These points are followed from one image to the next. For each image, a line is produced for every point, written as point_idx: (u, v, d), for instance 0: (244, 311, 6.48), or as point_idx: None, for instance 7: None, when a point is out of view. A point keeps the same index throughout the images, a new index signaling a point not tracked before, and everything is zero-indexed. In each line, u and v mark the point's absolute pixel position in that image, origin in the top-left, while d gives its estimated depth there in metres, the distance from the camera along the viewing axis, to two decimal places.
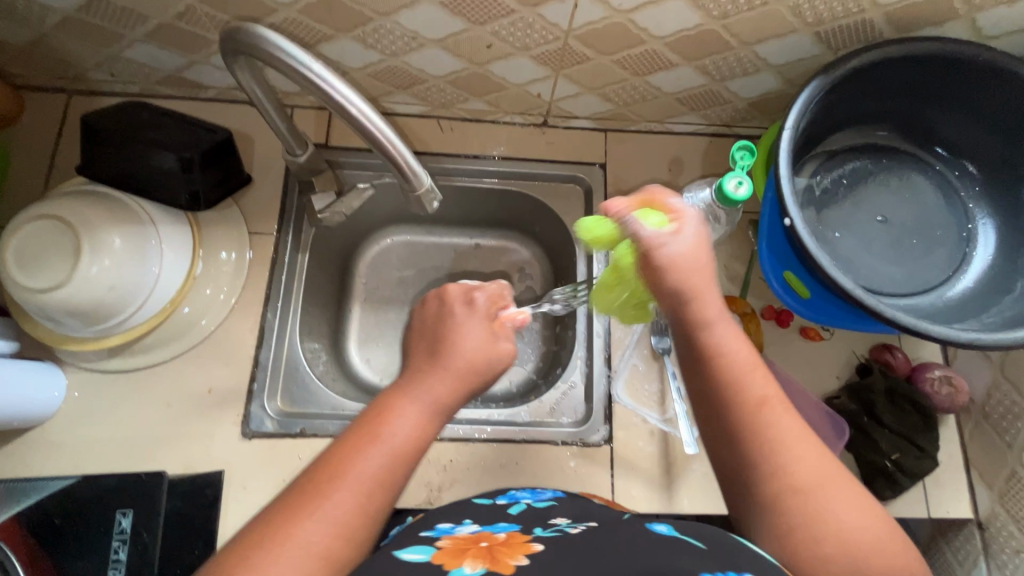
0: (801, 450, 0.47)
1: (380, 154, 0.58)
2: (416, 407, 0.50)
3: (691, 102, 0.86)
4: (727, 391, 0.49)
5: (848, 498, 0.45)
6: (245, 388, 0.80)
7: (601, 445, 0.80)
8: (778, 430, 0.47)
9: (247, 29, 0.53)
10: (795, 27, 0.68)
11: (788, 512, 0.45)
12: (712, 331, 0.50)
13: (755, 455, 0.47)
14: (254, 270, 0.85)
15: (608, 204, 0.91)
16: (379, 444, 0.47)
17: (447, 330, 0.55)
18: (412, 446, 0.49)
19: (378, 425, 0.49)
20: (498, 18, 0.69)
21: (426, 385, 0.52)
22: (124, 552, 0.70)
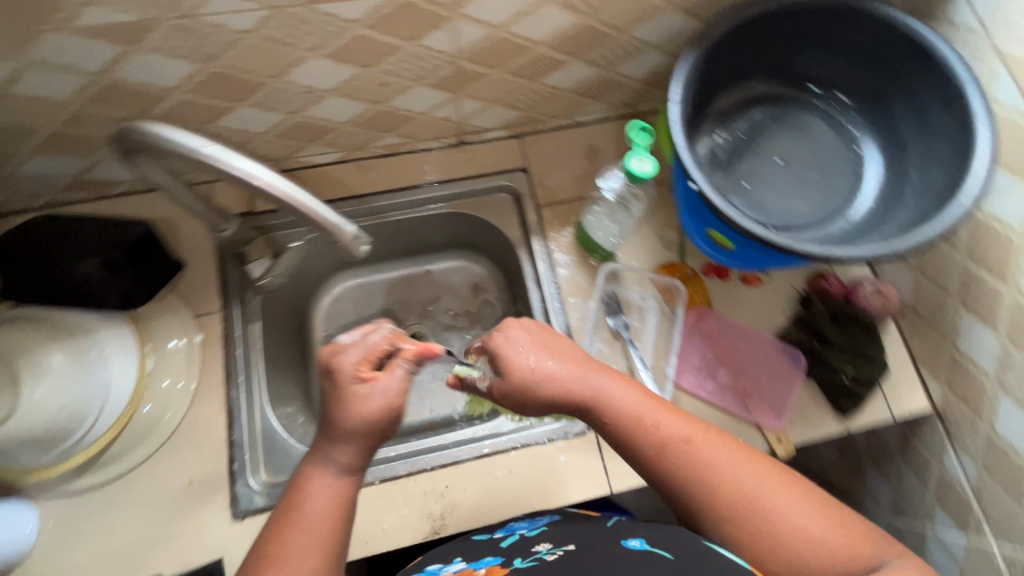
0: (743, 473, 0.58)
1: (299, 216, 0.59)
2: (332, 473, 0.58)
3: (590, 92, 0.90)
4: (655, 445, 0.60)
5: (798, 504, 0.56)
6: (226, 470, 0.79)
7: (586, 433, 0.83)
8: (713, 459, 0.59)
9: (135, 126, 0.54)
10: (660, 6, 0.73)
11: (734, 522, 0.57)
12: (621, 398, 0.62)
13: (702, 481, 0.58)
14: (207, 352, 0.83)
15: (538, 205, 0.94)
16: (307, 507, 0.56)
17: (354, 397, 0.59)
18: (343, 505, 0.57)
19: (297, 506, 0.56)
20: (385, 57, 0.71)
21: (330, 454, 0.59)
22: None
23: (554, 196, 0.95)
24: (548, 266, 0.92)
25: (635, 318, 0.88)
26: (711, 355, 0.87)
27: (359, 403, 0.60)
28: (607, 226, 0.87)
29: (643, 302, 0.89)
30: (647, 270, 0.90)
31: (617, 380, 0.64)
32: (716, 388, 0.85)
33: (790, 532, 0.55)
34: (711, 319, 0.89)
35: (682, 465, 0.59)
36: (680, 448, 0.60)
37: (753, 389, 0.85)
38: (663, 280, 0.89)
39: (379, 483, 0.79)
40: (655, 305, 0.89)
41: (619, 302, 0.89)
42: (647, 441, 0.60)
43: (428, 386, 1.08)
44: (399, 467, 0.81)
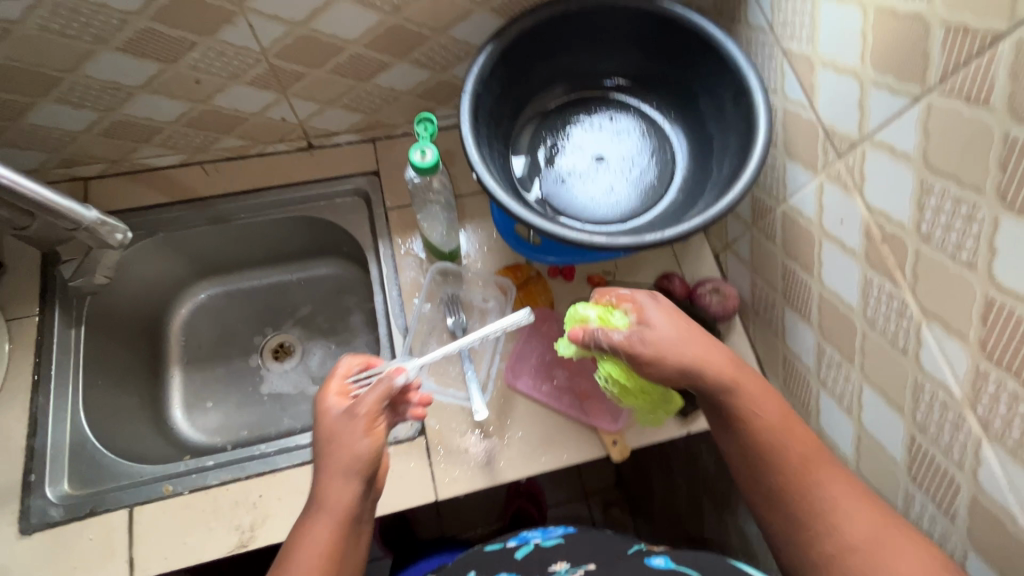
0: (848, 503, 0.55)
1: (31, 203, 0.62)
2: (327, 518, 0.57)
3: (433, 97, 0.90)
4: (765, 450, 0.59)
5: (907, 556, 0.51)
6: (21, 481, 0.74)
7: (416, 437, 0.80)
8: (814, 485, 0.56)
9: None
10: (468, 6, 0.74)
11: (847, 559, 0.52)
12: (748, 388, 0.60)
13: (803, 504, 0.56)
14: (17, 358, 0.80)
15: (388, 207, 0.94)
16: (307, 550, 0.56)
17: (334, 433, 0.59)
18: (334, 549, 0.56)
19: (293, 552, 0.56)
20: (186, 52, 0.71)
21: (328, 495, 0.57)
22: None
23: (404, 199, 0.94)
24: (391, 267, 0.90)
25: (474, 319, 0.87)
26: (549, 356, 0.86)
27: (345, 434, 0.59)
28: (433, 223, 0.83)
29: (484, 304, 0.89)
30: (490, 272, 0.89)
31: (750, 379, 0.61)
32: (552, 390, 0.83)
33: None
34: (552, 320, 0.87)
35: (791, 489, 0.57)
36: (786, 465, 0.58)
37: (590, 390, 0.84)
38: (504, 281, 0.88)
39: (187, 493, 0.76)
40: (496, 307, 0.89)
41: (460, 302, 0.87)
42: (774, 448, 0.58)
43: (287, 399, 0.99)
44: (212, 476, 0.77)
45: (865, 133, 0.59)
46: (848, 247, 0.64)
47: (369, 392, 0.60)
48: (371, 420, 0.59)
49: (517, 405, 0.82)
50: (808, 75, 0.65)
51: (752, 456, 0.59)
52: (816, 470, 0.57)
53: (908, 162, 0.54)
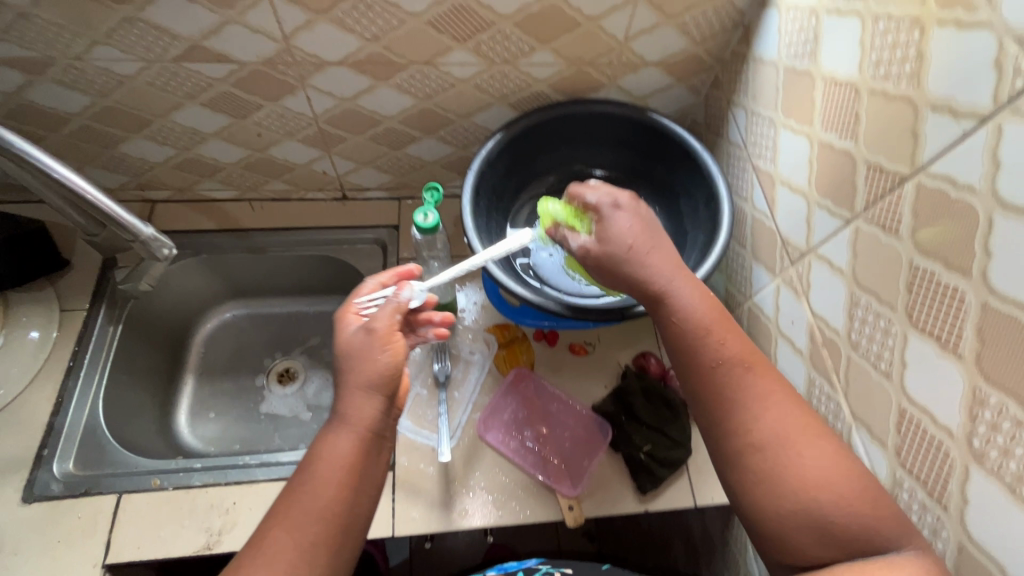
0: (767, 416, 0.54)
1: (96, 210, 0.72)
2: (347, 430, 0.62)
3: (455, 168, 1.03)
4: (694, 349, 0.57)
5: (819, 463, 0.52)
6: (34, 454, 0.83)
7: (384, 472, 0.84)
8: (736, 390, 0.56)
9: None
10: (489, 100, 0.88)
11: (758, 458, 0.54)
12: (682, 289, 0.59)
13: (733, 403, 0.55)
14: (60, 344, 0.92)
15: (401, 258, 1.05)
16: (326, 461, 0.61)
17: (354, 346, 0.64)
18: (357, 455, 0.62)
19: (314, 460, 0.61)
20: (253, 112, 0.86)
21: (350, 408, 0.63)
22: None
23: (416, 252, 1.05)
24: None
25: (459, 369, 0.94)
26: (522, 414, 0.91)
27: (363, 351, 0.64)
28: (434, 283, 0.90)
29: (470, 355, 0.95)
30: (481, 328, 0.97)
31: (685, 281, 0.60)
32: (519, 447, 0.87)
33: (814, 494, 0.51)
34: (529, 380, 0.93)
35: (723, 388, 0.56)
36: (719, 370, 0.56)
37: (554, 453, 0.87)
38: (492, 338, 0.96)
39: (171, 489, 0.82)
40: (481, 361, 0.95)
41: (448, 351, 0.94)
42: (710, 344, 0.57)
43: (282, 420, 1.07)
44: (196, 478, 0.83)
45: (811, 246, 0.65)
46: (798, 347, 0.69)
47: (384, 306, 0.66)
48: (388, 335, 0.65)
49: (484, 456, 0.86)
50: (771, 190, 0.73)
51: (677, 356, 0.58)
52: (746, 369, 0.56)
53: (842, 276, 0.60)
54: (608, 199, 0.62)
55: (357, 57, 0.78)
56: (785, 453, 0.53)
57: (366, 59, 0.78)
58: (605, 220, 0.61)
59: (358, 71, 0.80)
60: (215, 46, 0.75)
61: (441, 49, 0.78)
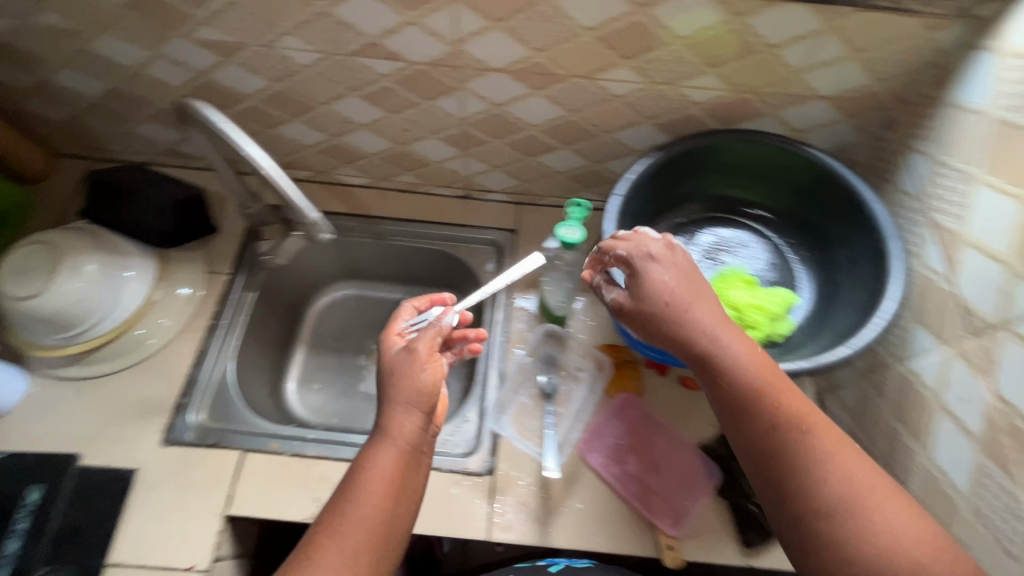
0: (826, 465, 0.56)
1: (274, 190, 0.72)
2: (392, 446, 0.67)
3: (582, 180, 1.02)
4: (748, 404, 0.59)
5: (874, 505, 0.54)
6: (173, 401, 0.91)
7: (483, 475, 0.86)
8: (812, 443, 0.57)
9: (192, 108, 0.72)
10: (638, 119, 0.86)
11: (825, 522, 0.54)
12: (737, 344, 0.61)
13: (792, 466, 0.57)
14: (205, 303, 1.00)
15: (516, 263, 1.05)
16: (375, 473, 0.65)
17: (396, 367, 0.69)
18: (402, 468, 0.66)
19: (361, 470, 0.66)
20: (406, 108, 0.88)
21: (398, 425, 0.67)
22: (24, 522, 0.75)
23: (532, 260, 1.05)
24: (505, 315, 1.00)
25: (565, 384, 0.94)
26: (626, 440, 0.89)
27: (406, 372, 0.69)
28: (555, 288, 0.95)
29: (578, 372, 0.94)
30: (592, 345, 0.96)
31: (738, 340, 0.61)
32: (621, 475, 0.86)
33: (880, 545, 0.52)
34: (636, 407, 0.91)
35: (787, 451, 0.57)
36: (775, 428, 0.58)
37: (657, 487, 0.85)
38: (602, 357, 0.95)
39: (288, 455, 0.88)
40: (588, 379, 0.94)
41: (555, 363, 0.95)
42: (757, 402, 0.59)
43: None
44: (311, 449, 0.89)
45: (1004, 319, 0.59)
46: (965, 428, 0.63)
47: (426, 333, 0.71)
48: (413, 363, 0.69)
49: (584, 477, 0.86)
50: (952, 248, 0.68)
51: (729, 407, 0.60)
52: (804, 431, 0.58)
53: None
54: (641, 249, 0.67)
55: (519, 66, 0.78)
56: (845, 517, 0.54)
57: (527, 69, 0.78)
58: (648, 272, 0.65)
59: (516, 79, 0.80)
60: (389, 45, 0.77)
61: (605, 65, 0.76)
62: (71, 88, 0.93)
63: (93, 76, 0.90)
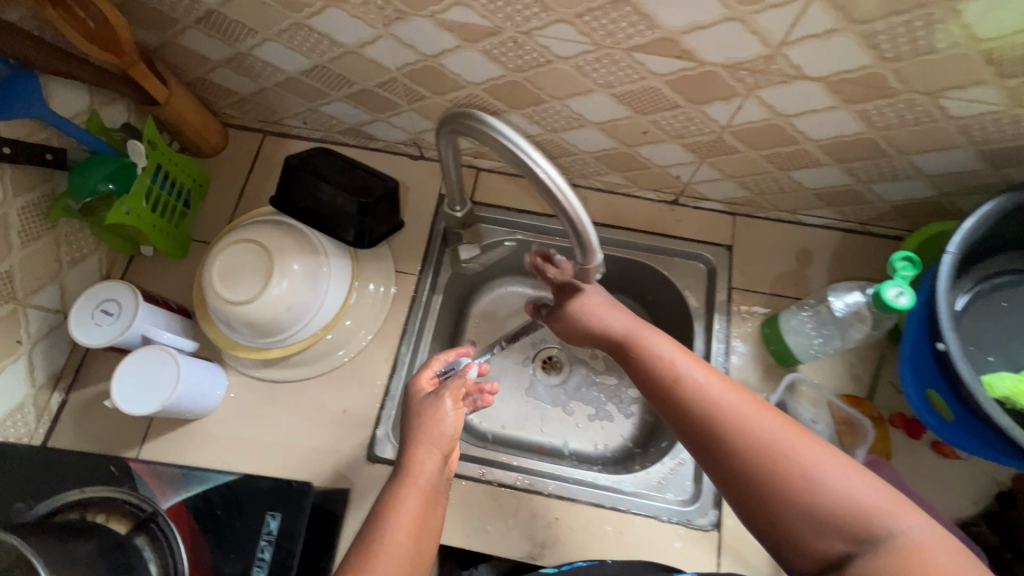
0: (753, 419, 0.57)
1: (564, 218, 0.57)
2: (414, 491, 0.61)
3: (829, 198, 0.87)
4: (676, 385, 0.63)
5: (836, 466, 0.53)
6: (374, 413, 0.86)
7: (708, 530, 0.80)
8: (727, 403, 0.59)
9: (474, 116, 0.58)
10: (959, 144, 0.69)
11: (762, 473, 0.54)
12: (656, 343, 0.69)
13: (758, 474, 0.54)
14: (396, 304, 0.93)
15: (733, 286, 0.93)
16: (402, 509, 0.60)
17: (422, 410, 0.66)
18: (423, 511, 0.60)
19: (388, 505, 0.60)
20: (662, 110, 0.74)
21: (415, 465, 0.63)
22: (268, 553, 0.67)
23: (750, 284, 0.93)
24: (723, 349, 0.90)
25: None
26: None
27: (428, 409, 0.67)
28: (809, 334, 0.80)
29: (813, 423, 0.83)
30: (830, 394, 0.85)
31: (704, 369, 0.63)
32: None
33: (843, 501, 0.51)
34: (884, 471, 0.80)
35: (702, 418, 0.60)
36: (769, 450, 0.55)
37: None
38: (845, 411, 0.83)
39: (496, 485, 0.83)
40: (825, 432, 0.83)
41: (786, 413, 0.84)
42: (699, 390, 0.62)
43: (548, 412, 1.10)
44: (519, 479, 0.84)
45: None
46: None
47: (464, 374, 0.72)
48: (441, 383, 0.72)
49: None
50: None
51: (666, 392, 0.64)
52: (752, 431, 0.56)
53: None
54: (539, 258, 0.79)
55: (846, 77, 0.62)
56: (864, 535, 0.49)
57: (856, 80, 0.62)
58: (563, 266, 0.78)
59: (830, 91, 0.64)
60: (687, 43, 0.62)
61: (966, 82, 0.60)
62: (268, 62, 0.83)
63: (297, 52, 0.79)
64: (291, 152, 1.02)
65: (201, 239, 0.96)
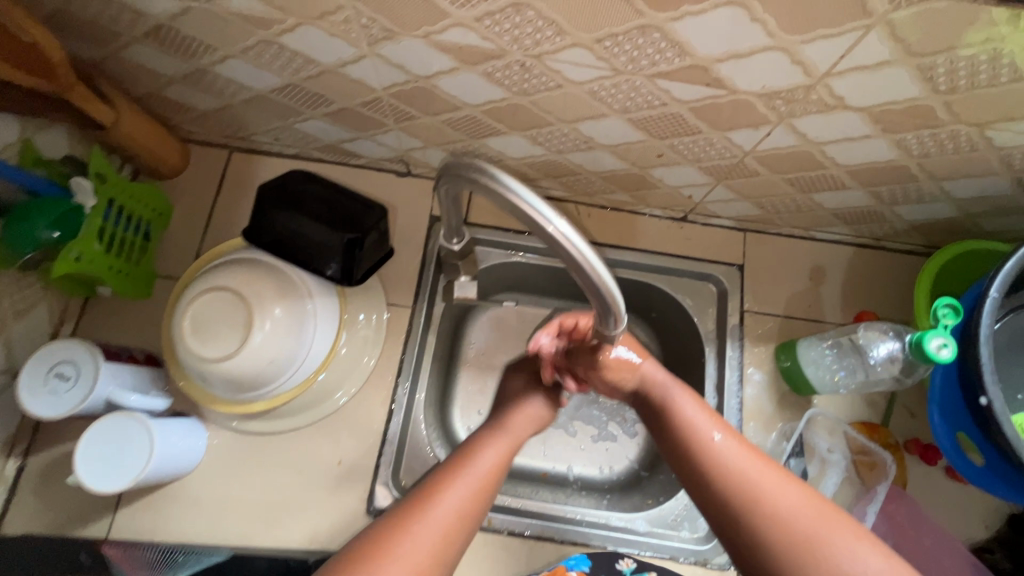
0: (771, 492, 0.55)
1: (580, 279, 0.50)
2: (477, 470, 0.61)
3: (847, 217, 0.83)
4: (693, 442, 0.61)
5: (854, 542, 0.51)
6: (373, 463, 0.80)
7: (727, 569, 0.79)
8: (747, 471, 0.57)
9: (476, 163, 0.51)
10: (995, 171, 0.65)
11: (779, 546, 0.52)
12: (681, 397, 0.66)
13: (780, 550, 0.52)
14: (390, 340, 0.86)
15: (744, 308, 0.89)
16: (464, 478, 0.60)
17: (460, 450, 0.65)
18: (485, 490, 0.60)
19: (415, 516, 0.55)
20: (681, 135, 0.68)
21: (481, 452, 0.64)
22: None
23: (762, 306, 0.89)
24: (737, 377, 0.86)
25: (815, 467, 0.81)
26: (890, 542, 0.78)
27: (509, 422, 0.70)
28: (832, 369, 0.77)
29: (829, 453, 0.81)
30: (845, 423, 0.82)
31: (723, 431, 0.62)
32: None
33: None
34: (901, 501, 0.79)
35: (722, 483, 0.57)
36: (790, 526, 0.53)
37: None
38: (862, 441, 0.80)
39: (507, 535, 0.80)
40: (842, 462, 0.81)
41: (803, 444, 0.82)
42: (716, 454, 0.59)
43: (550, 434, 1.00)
44: (529, 526, 0.81)
45: None
46: None
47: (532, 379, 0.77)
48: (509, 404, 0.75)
49: None
50: None
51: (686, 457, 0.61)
52: (771, 504, 0.54)
53: None
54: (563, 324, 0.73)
55: (891, 108, 0.56)
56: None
57: (900, 111, 0.57)
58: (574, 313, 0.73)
59: (870, 121, 0.59)
60: (720, 71, 0.55)
61: (1018, 114, 0.55)
62: (232, 79, 0.72)
63: (267, 70, 0.69)
64: (263, 171, 0.92)
65: (166, 274, 0.87)
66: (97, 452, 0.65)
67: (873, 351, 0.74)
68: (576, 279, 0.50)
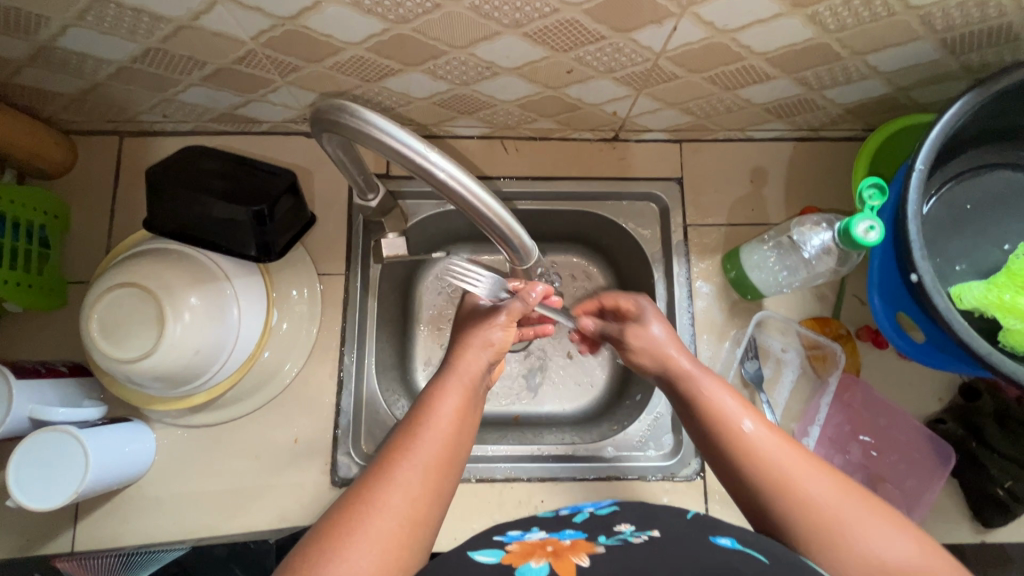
0: (801, 470, 0.51)
1: (472, 218, 0.50)
2: (435, 437, 0.54)
3: (781, 111, 0.79)
4: (715, 423, 0.57)
5: (851, 506, 0.48)
6: (330, 435, 0.79)
7: (694, 479, 0.80)
8: (776, 454, 0.53)
9: (347, 111, 0.48)
10: (919, 35, 0.61)
11: (794, 517, 0.49)
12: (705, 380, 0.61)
13: (804, 531, 0.49)
14: (329, 311, 0.83)
15: (686, 223, 0.86)
16: (425, 445, 0.53)
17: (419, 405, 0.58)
18: (445, 454, 0.54)
19: (372, 504, 0.48)
20: (585, 44, 0.62)
21: (440, 404, 0.57)
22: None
23: (705, 218, 0.86)
24: (686, 294, 0.84)
25: (770, 368, 0.82)
26: (846, 427, 0.80)
27: (459, 361, 0.63)
28: (774, 269, 0.78)
29: (783, 353, 0.82)
30: (796, 322, 0.82)
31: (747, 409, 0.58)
32: (844, 464, 0.79)
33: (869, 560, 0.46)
34: (855, 388, 0.80)
35: (736, 459, 0.54)
36: (815, 507, 0.49)
37: (884, 474, 0.78)
38: (813, 337, 0.80)
39: (477, 481, 0.80)
40: (796, 360, 0.82)
41: (757, 348, 0.81)
42: (725, 432, 0.56)
43: (510, 380, 0.95)
44: (495, 470, 0.81)
45: None
46: None
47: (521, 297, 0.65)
48: (458, 354, 0.64)
49: None
50: None
51: (703, 434, 0.58)
52: (793, 481, 0.51)
53: None
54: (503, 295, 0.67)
55: None
56: None
57: None
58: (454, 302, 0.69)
59: None
60: None
61: None
62: (84, 53, 0.65)
63: (118, 36, 0.61)
64: (159, 153, 0.85)
65: (79, 280, 0.82)
66: (63, 456, 0.64)
67: (806, 245, 0.73)
68: (472, 219, 0.50)
